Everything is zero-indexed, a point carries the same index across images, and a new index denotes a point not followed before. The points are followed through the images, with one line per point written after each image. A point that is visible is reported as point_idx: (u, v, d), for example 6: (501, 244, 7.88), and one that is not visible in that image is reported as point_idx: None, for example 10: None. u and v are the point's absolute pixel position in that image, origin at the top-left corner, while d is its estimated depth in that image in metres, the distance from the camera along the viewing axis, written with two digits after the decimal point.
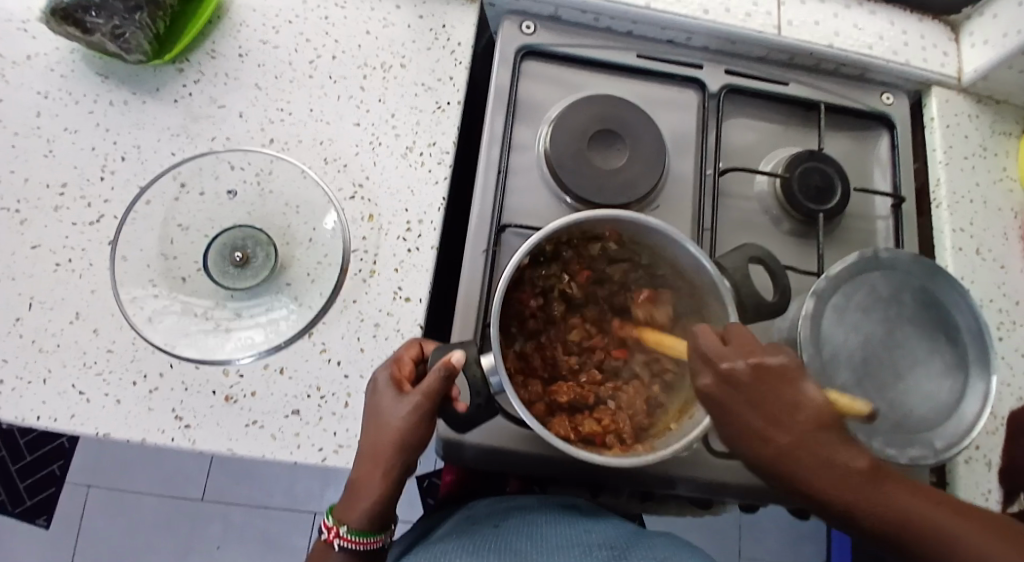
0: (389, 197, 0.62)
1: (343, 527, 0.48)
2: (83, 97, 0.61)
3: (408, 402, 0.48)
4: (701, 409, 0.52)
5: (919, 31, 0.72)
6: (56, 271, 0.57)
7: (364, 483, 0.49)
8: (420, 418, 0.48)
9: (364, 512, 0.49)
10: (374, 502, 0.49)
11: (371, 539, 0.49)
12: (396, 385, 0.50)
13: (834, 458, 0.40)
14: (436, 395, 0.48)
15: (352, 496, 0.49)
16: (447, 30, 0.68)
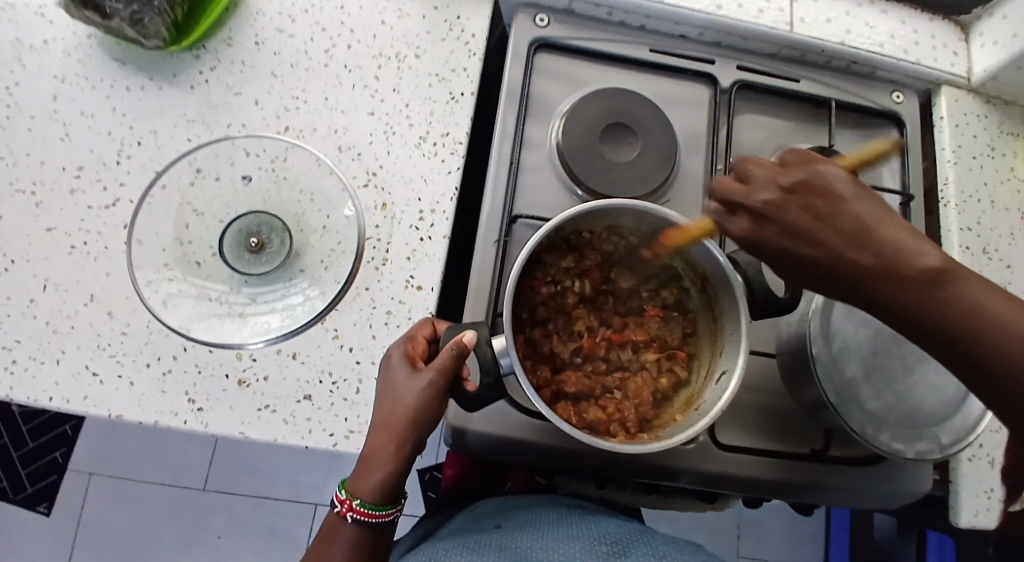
0: (402, 186, 0.63)
1: (355, 500, 0.49)
2: (100, 82, 0.62)
3: (422, 378, 0.49)
4: (708, 402, 0.53)
5: (930, 30, 0.73)
6: (72, 254, 0.57)
7: (376, 454, 0.49)
8: (433, 393, 0.49)
9: (375, 485, 0.49)
10: (386, 474, 0.49)
11: (382, 513, 0.50)
12: (410, 362, 0.51)
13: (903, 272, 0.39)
14: (449, 371, 0.49)
15: (364, 469, 0.49)
16: (462, 22, 0.68)
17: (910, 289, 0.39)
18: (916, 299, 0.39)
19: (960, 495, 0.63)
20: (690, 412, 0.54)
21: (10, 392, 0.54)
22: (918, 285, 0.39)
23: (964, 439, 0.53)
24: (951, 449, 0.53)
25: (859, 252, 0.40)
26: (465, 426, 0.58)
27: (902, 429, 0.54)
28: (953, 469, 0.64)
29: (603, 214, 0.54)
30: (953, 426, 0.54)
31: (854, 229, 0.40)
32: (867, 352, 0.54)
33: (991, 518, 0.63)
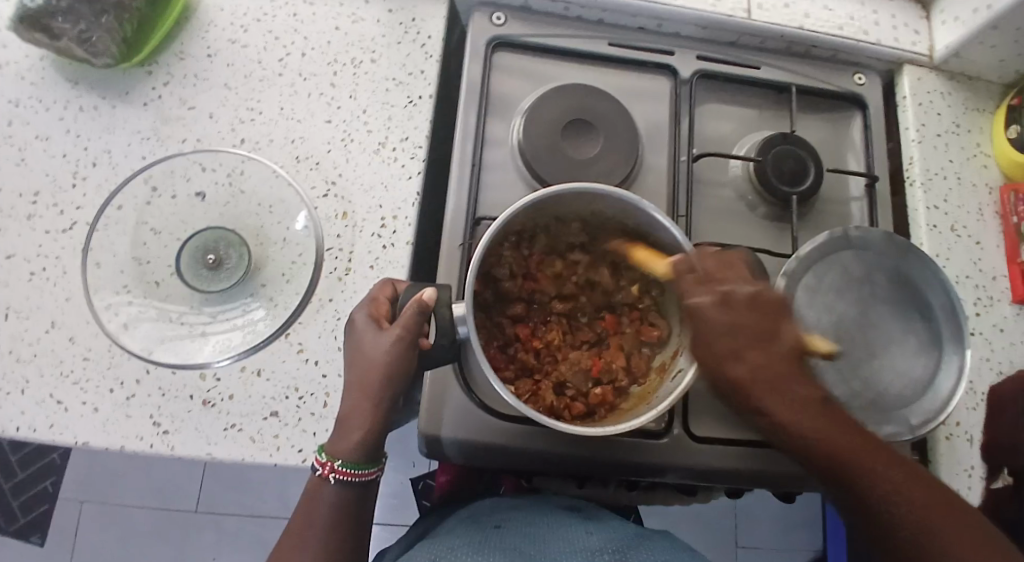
0: (363, 193, 0.62)
1: (337, 461, 0.48)
2: (54, 104, 0.61)
3: (389, 334, 0.48)
4: (658, 398, 0.53)
5: (889, 10, 0.72)
6: (31, 279, 0.57)
7: (354, 413, 0.49)
8: (402, 349, 0.48)
9: (356, 443, 0.48)
10: (366, 432, 0.48)
11: (365, 472, 0.48)
12: (376, 323, 0.50)
13: (794, 393, 0.43)
14: (415, 327, 0.48)
15: (343, 429, 0.49)
16: (417, 24, 0.67)
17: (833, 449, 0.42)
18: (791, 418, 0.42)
19: (939, 476, 0.61)
20: (641, 406, 0.53)
21: None
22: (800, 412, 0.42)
23: (933, 419, 0.53)
24: (921, 431, 0.53)
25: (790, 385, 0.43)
26: (438, 434, 0.58)
27: (870, 413, 0.53)
28: (933, 451, 0.62)
29: (574, 195, 0.54)
30: (922, 408, 0.54)
31: (766, 377, 0.43)
32: (831, 339, 0.55)
33: (973, 498, 0.61)
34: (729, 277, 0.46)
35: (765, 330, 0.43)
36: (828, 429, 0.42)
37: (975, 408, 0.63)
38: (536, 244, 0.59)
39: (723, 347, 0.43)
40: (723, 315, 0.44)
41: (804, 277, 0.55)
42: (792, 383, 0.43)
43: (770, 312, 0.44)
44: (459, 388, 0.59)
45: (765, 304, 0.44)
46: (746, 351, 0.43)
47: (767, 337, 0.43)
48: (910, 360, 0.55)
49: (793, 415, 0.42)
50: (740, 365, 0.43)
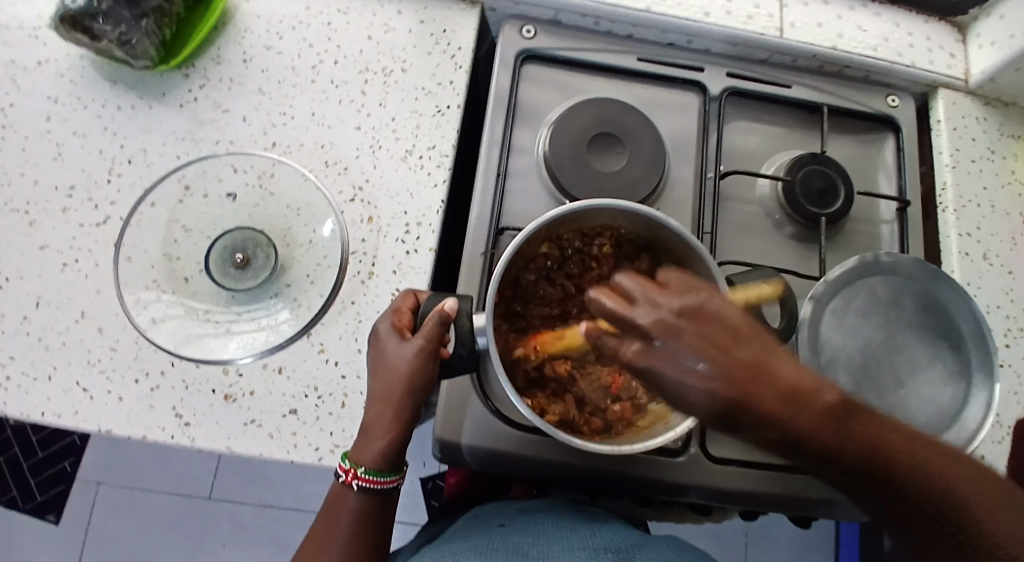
0: (388, 199, 0.63)
1: (360, 468, 0.48)
2: (93, 103, 0.63)
3: (412, 345, 0.49)
4: (678, 416, 0.52)
5: (925, 33, 0.72)
6: (64, 270, 0.58)
7: (378, 422, 0.49)
8: (424, 360, 0.49)
9: (380, 452, 0.48)
10: (391, 440, 0.49)
11: (387, 479, 0.49)
12: (399, 333, 0.50)
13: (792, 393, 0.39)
14: (437, 337, 0.49)
15: (366, 437, 0.49)
16: (448, 35, 0.68)
17: (870, 442, 0.40)
18: (813, 429, 0.39)
19: None
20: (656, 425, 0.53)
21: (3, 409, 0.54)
22: (809, 419, 0.39)
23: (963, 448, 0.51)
24: None
25: (788, 410, 0.39)
26: (459, 441, 0.58)
27: None
28: None
29: (601, 209, 0.54)
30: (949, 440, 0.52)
31: (761, 397, 0.39)
32: (857, 364, 0.54)
33: None
34: (679, 290, 0.43)
35: (725, 335, 0.41)
36: (850, 422, 0.40)
37: (1002, 441, 0.61)
38: (571, 252, 0.59)
39: (742, 358, 0.40)
40: (688, 333, 0.41)
41: (830, 301, 0.54)
42: (804, 413, 0.39)
43: (732, 324, 0.41)
44: (478, 398, 0.59)
45: (737, 326, 0.41)
46: (749, 370, 0.40)
47: (739, 343, 0.40)
48: (937, 389, 0.54)
49: (801, 427, 0.39)
50: (744, 378, 0.39)
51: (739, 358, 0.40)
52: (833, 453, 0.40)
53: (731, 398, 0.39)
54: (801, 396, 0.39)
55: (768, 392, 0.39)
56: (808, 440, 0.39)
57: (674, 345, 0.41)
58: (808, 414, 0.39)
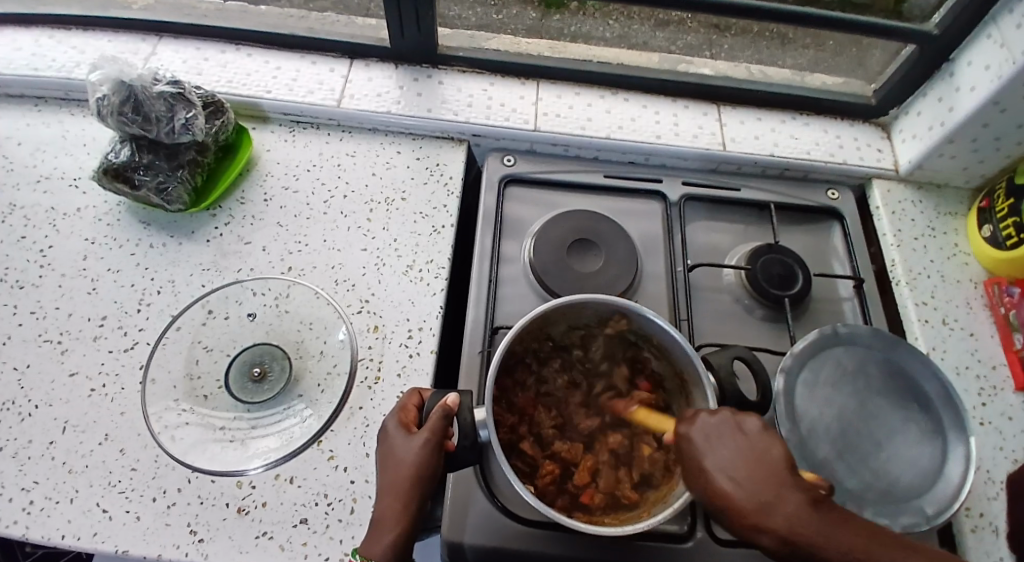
0: (392, 309, 0.69)
1: None
2: (126, 243, 0.72)
3: (418, 439, 0.52)
4: (673, 492, 0.55)
5: (851, 134, 0.84)
6: (90, 395, 0.63)
7: (387, 517, 0.52)
8: (430, 453, 0.52)
9: (387, 547, 0.50)
10: (399, 534, 0.51)
11: None
12: (404, 428, 0.54)
13: (794, 511, 0.40)
14: (441, 430, 0.53)
15: (375, 532, 0.51)
16: (440, 167, 0.79)
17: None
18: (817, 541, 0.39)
19: None
20: (657, 506, 0.55)
21: (23, 533, 0.56)
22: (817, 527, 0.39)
23: (951, 507, 0.54)
24: (938, 520, 0.54)
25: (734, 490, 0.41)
26: (462, 540, 0.59)
27: (886, 503, 0.54)
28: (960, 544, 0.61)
29: (583, 303, 0.60)
30: (937, 497, 0.55)
31: (757, 509, 0.40)
32: (836, 430, 0.57)
33: None
34: (719, 441, 0.44)
35: (747, 452, 0.42)
36: (832, 540, 0.39)
37: (997, 497, 0.63)
38: (558, 346, 0.65)
39: (724, 484, 0.42)
40: (704, 453, 0.44)
41: (801, 372, 0.59)
42: (799, 518, 0.39)
43: (762, 459, 0.42)
44: (481, 493, 0.61)
45: (740, 442, 0.43)
46: (760, 505, 0.40)
47: (780, 487, 0.41)
48: (917, 450, 0.57)
49: (805, 541, 0.39)
50: (762, 516, 0.40)
51: (755, 486, 0.41)
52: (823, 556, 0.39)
53: (733, 506, 0.41)
54: (810, 517, 0.39)
55: (776, 527, 0.39)
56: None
57: (701, 451, 0.44)
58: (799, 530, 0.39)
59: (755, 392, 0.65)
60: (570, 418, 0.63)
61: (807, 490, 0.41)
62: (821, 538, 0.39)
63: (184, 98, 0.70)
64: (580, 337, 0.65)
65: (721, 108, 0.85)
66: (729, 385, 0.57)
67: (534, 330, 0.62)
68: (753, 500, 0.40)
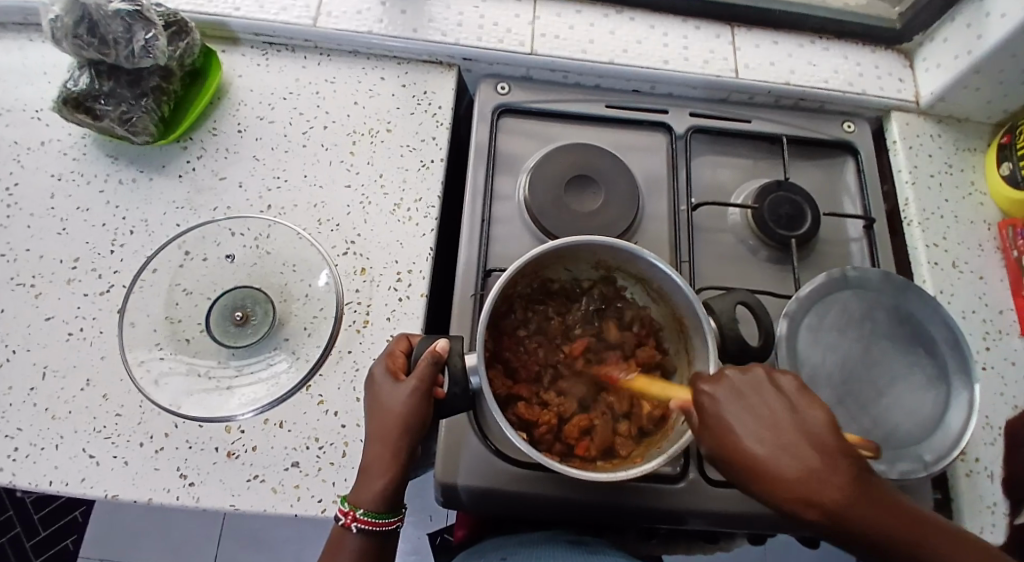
0: (380, 251, 0.66)
1: (358, 510, 0.49)
2: (95, 178, 0.67)
3: (406, 386, 0.50)
4: (668, 441, 0.54)
5: (872, 61, 0.78)
6: (68, 340, 0.61)
7: (375, 464, 0.50)
8: (419, 400, 0.50)
9: (377, 493, 0.50)
10: (389, 480, 0.50)
11: (386, 521, 0.50)
12: (392, 375, 0.52)
13: (836, 481, 0.38)
14: (430, 377, 0.51)
15: (365, 479, 0.50)
16: (429, 96, 0.73)
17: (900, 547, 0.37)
18: (857, 517, 0.37)
19: (963, 515, 0.61)
20: (650, 453, 0.55)
21: (11, 479, 0.55)
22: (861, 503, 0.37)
23: (949, 454, 0.53)
24: (935, 467, 0.53)
25: (763, 452, 0.40)
26: (454, 482, 0.59)
27: (884, 450, 0.53)
28: (953, 487, 0.62)
29: (579, 246, 0.57)
30: (936, 443, 0.54)
31: (801, 479, 0.38)
32: (838, 376, 0.55)
33: (998, 534, 0.60)
34: (753, 400, 0.42)
35: (779, 421, 0.41)
36: (877, 516, 0.37)
37: (993, 442, 0.63)
38: (555, 289, 0.63)
39: (760, 452, 0.40)
40: (730, 411, 0.42)
41: (805, 318, 0.57)
42: (842, 490, 0.38)
43: (802, 423, 0.40)
44: (474, 435, 0.60)
45: (771, 413, 0.41)
46: (806, 475, 0.38)
47: (824, 455, 0.39)
48: (919, 396, 0.56)
49: (848, 512, 0.37)
50: (805, 489, 0.38)
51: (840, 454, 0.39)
52: (863, 532, 0.37)
53: (774, 482, 0.39)
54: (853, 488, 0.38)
55: (813, 497, 0.38)
56: (867, 542, 0.37)
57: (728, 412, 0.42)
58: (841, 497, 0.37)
59: (755, 335, 0.62)
60: (567, 361, 0.60)
61: (848, 456, 0.39)
62: (862, 513, 0.37)
63: (142, 16, 0.63)
64: (578, 281, 0.63)
65: (735, 29, 0.78)
66: (729, 331, 0.54)
67: (530, 273, 0.59)
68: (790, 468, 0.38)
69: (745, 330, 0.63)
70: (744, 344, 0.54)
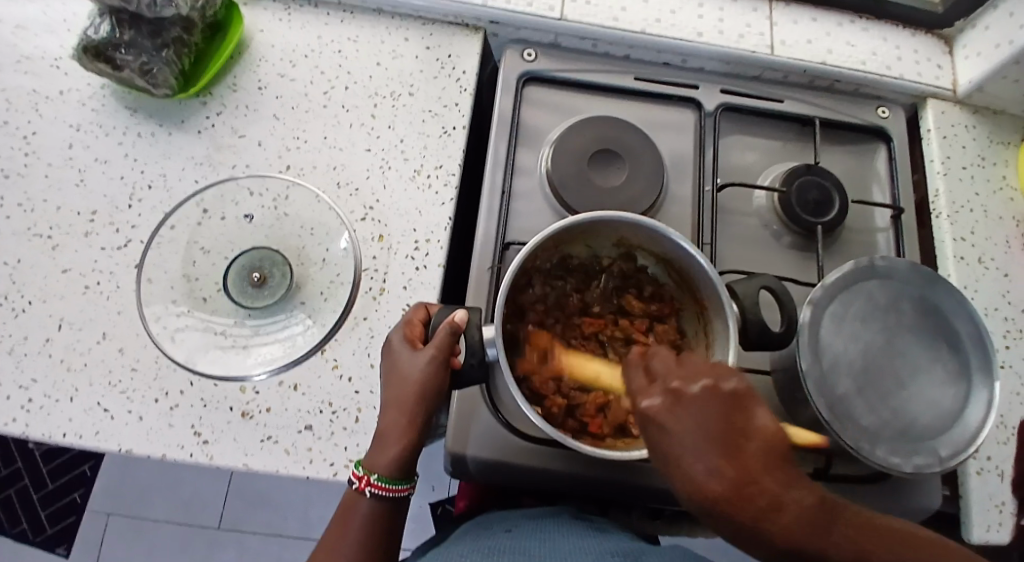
0: (399, 217, 0.65)
1: (373, 474, 0.50)
2: (113, 130, 0.66)
3: (423, 355, 0.51)
4: None
5: (912, 45, 0.75)
6: (85, 293, 0.61)
7: (391, 430, 0.51)
8: (436, 370, 0.50)
9: (392, 459, 0.50)
10: (403, 448, 0.50)
11: (400, 486, 0.50)
12: (410, 344, 0.52)
13: (790, 497, 0.35)
14: (448, 347, 0.51)
15: (380, 445, 0.51)
16: (453, 60, 0.71)
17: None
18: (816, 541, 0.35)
19: (970, 510, 0.61)
20: None
21: (26, 429, 0.56)
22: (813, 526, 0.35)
23: (965, 451, 0.53)
24: (951, 462, 0.53)
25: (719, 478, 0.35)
26: (464, 452, 0.59)
27: (900, 443, 0.53)
28: (962, 485, 0.62)
29: (603, 222, 0.56)
30: (952, 439, 0.54)
31: (764, 505, 0.35)
32: (858, 366, 0.55)
33: (999, 531, 0.61)
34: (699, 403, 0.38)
35: (727, 433, 0.37)
36: (828, 532, 0.36)
37: (1004, 440, 0.63)
38: (575, 265, 0.62)
39: (714, 480, 0.35)
40: (680, 421, 0.37)
41: (830, 306, 0.56)
42: (798, 512, 0.35)
43: (732, 433, 0.37)
44: (486, 406, 0.60)
45: (716, 423, 0.37)
46: (765, 502, 0.35)
47: (774, 475, 0.36)
48: (939, 391, 0.55)
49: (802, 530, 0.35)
50: (762, 518, 0.35)
51: (748, 461, 0.36)
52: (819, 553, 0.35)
53: (741, 512, 0.35)
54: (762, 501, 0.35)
55: (773, 522, 0.35)
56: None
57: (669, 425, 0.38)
58: (751, 512, 0.35)
59: (777, 322, 0.62)
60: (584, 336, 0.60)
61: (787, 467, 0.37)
62: (813, 528, 0.35)
63: None
64: (597, 258, 0.63)
65: (773, 4, 0.75)
66: (752, 316, 0.54)
67: (549, 247, 0.59)
68: (745, 498, 0.35)
69: (767, 316, 0.62)
70: (765, 330, 0.54)
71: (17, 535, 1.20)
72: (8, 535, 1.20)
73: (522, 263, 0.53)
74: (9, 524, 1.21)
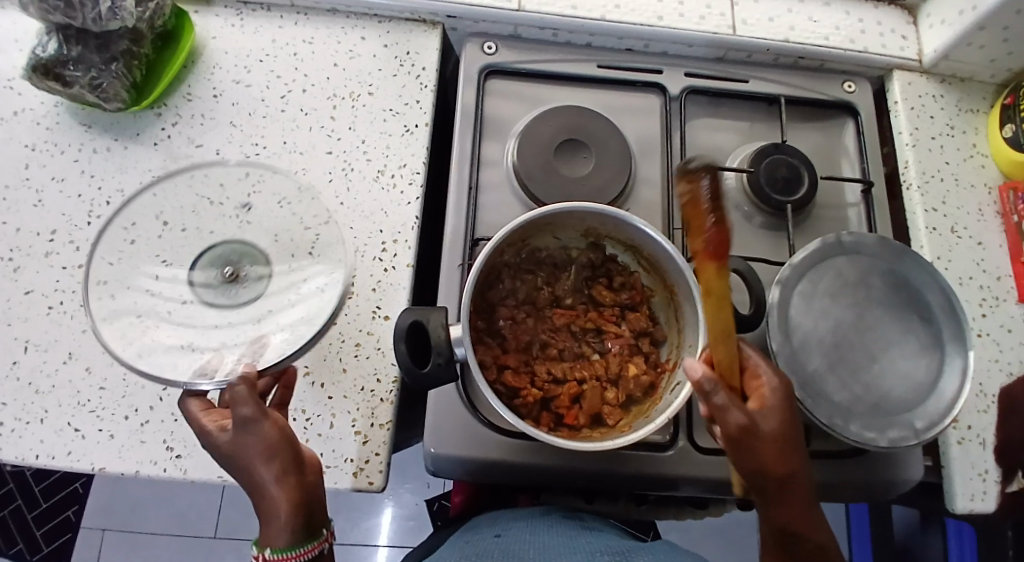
0: (365, 220, 0.64)
1: (266, 551, 0.43)
2: (69, 147, 0.65)
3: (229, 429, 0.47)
4: (655, 409, 0.54)
5: (874, 18, 0.74)
6: (49, 313, 0.59)
7: (262, 503, 0.44)
8: (245, 436, 0.45)
9: (275, 527, 0.44)
10: (278, 512, 0.44)
11: (301, 551, 0.44)
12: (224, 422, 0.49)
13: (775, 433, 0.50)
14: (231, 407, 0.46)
15: (263, 521, 0.44)
16: (412, 56, 0.70)
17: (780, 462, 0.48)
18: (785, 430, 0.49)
19: (953, 481, 0.61)
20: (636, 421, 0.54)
21: None
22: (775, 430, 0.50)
23: (940, 421, 0.53)
24: (927, 434, 0.52)
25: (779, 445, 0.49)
26: (440, 454, 0.58)
27: (874, 418, 0.53)
28: (944, 455, 0.62)
29: (568, 213, 0.55)
30: (927, 411, 0.53)
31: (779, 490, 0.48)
32: (829, 343, 0.54)
33: (987, 501, 0.61)
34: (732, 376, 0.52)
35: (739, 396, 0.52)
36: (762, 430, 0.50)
37: (985, 410, 0.63)
38: (544, 256, 0.62)
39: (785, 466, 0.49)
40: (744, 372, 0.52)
41: (798, 284, 0.56)
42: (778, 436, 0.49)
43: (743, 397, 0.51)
44: (461, 405, 0.59)
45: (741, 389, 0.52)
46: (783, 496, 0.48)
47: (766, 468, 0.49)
48: (912, 363, 0.55)
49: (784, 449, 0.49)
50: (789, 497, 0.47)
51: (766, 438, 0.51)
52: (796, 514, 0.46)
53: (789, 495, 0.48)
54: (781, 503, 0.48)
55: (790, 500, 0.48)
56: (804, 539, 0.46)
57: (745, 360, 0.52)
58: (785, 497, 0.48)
59: (747, 305, 0.61)
60: (556, 329, 0.60)
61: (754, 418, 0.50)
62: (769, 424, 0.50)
63: None
64: (566, 248, 0.62)
65: None
66: None
67: (515, 241, 0.58)
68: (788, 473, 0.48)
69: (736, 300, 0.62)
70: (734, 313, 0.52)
71: (14, 555, 1.18)
72: (4, 556, 1.18)
73: (487, 257, 0.52)
74: (5, 546, 1.19)
